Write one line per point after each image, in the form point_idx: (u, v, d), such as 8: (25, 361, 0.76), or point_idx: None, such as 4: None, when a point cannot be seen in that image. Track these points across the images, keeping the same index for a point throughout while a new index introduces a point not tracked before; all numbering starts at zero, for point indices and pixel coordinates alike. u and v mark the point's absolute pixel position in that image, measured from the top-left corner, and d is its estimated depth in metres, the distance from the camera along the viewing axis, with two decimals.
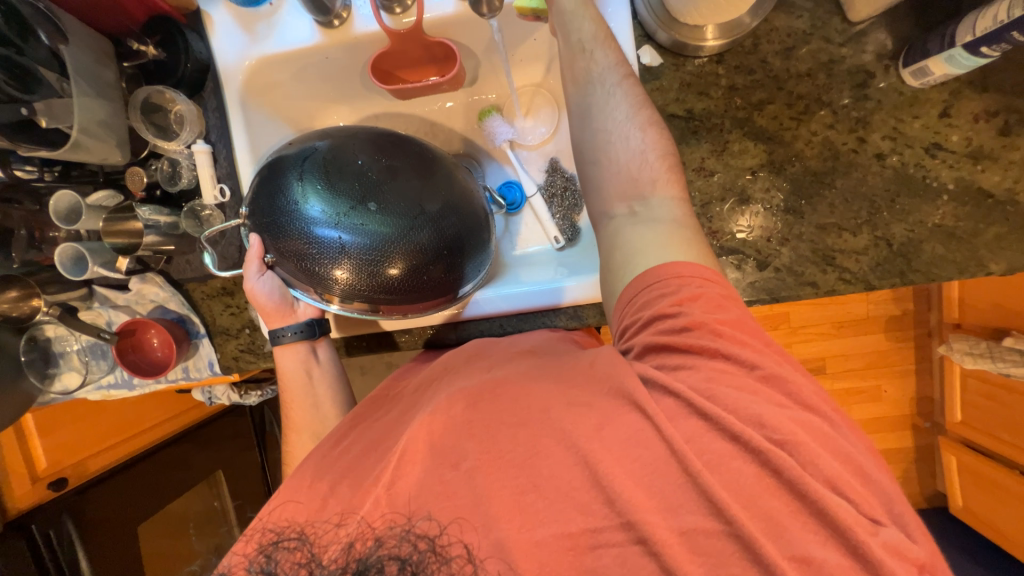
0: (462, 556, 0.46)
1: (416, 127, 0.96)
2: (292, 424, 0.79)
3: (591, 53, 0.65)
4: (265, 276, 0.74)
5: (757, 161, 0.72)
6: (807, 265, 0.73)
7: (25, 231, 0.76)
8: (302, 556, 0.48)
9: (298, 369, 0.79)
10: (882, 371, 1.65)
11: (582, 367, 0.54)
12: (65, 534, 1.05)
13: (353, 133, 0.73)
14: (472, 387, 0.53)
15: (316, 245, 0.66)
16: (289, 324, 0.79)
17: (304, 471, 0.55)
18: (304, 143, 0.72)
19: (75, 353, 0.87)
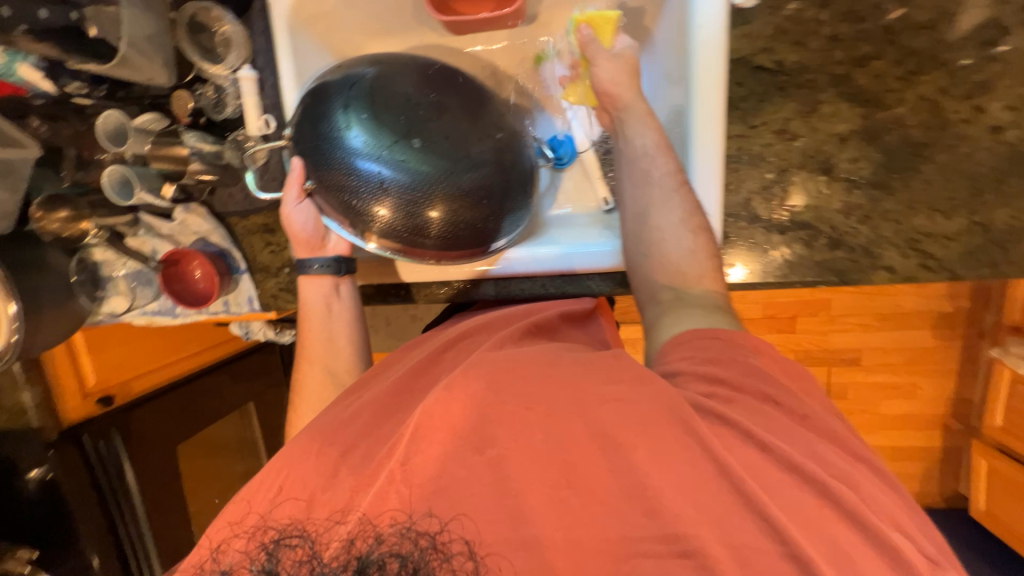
0: (464, 552, 0.41)
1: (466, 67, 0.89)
2: (305, 353, 0.76)
3: (654, 155, 0.65)
4: (303, 205, 0.72)
5: (848, 126, 0.65)
6: (886, 247, 0.67)
7: (75, 151, 0.77)
8: (303, 553, 0.41)
9: (321, 303, 0.76)
10: (921, 369, 1.56)
11: (606, 358, 0.51)
12: (112, 444, 1.12)
13: (402, 63, 0.68)
14: (500, 362, 0.51)
15: (360, 181, 0.63)
16: (318, 256, 0.76)
17: (313, 438, 0.53)
18: (350, 70, 0.67)
19: (122, 279, 0.88)
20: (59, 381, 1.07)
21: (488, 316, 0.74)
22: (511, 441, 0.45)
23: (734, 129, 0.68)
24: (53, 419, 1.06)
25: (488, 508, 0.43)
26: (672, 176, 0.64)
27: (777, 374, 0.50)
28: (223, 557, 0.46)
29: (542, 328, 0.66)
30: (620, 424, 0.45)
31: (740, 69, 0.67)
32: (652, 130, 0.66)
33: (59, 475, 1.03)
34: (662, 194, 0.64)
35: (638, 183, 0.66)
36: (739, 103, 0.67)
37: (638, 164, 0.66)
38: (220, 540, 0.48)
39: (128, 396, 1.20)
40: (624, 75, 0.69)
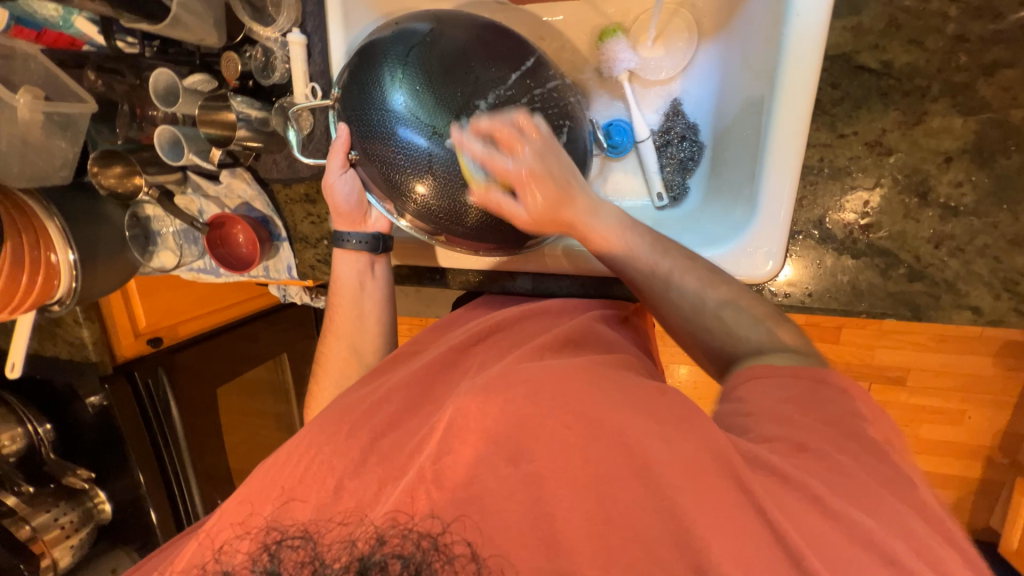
0: (466, 554, 0.42)
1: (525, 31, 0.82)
2: (332, 327, 0.76)
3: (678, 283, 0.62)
4: (348, 175, 0.69)
5: (958, 144, 0.57)
6: (976, 286, 0.59)
7: (128, 107, 0.77)
8: (305, 554, 0.43)
9: (355, 278, 0.75)
10: (974, 397, 1.42)
11: (650, 392, 0.50)
12: (159, 383, 1.20)
13: (461, 28, 0.62)
14: (538, 377, 0.50)
15: (402, 156, 0.60)
16: (356, 231, 0.74)
17: (336, 425, 0.55)
18: (405, 32, 0.62)
19: (171, 235, 0.91)
20: (116, 323, 1.14)
21: (520, 309, 0.71)
22: (543, 458, 0.45)
23: (819, 137, 0.61)
24: (109, 355, 1.12)
25: (518, 517, 0.44)
26: (662, 257, 0.62)
27: (833, 420, 0.47)
28: (225, 558, 0.47)
29: (582, 337, 0.63)
30: (658, 452, 0.44)
31: (837, 68, 0.58)
32: (615, 221, 0.64)
33: (114, 406, 1.10)
34: (661, 282, 0.62)
35: (625, 268, 0.64)
36: (829, 107, 0.59)
37: (625, 263, 0.64)
38: (221, 543, 0.49)
39: (175, 339, 1.28)
40: (551, 203, 0.61)
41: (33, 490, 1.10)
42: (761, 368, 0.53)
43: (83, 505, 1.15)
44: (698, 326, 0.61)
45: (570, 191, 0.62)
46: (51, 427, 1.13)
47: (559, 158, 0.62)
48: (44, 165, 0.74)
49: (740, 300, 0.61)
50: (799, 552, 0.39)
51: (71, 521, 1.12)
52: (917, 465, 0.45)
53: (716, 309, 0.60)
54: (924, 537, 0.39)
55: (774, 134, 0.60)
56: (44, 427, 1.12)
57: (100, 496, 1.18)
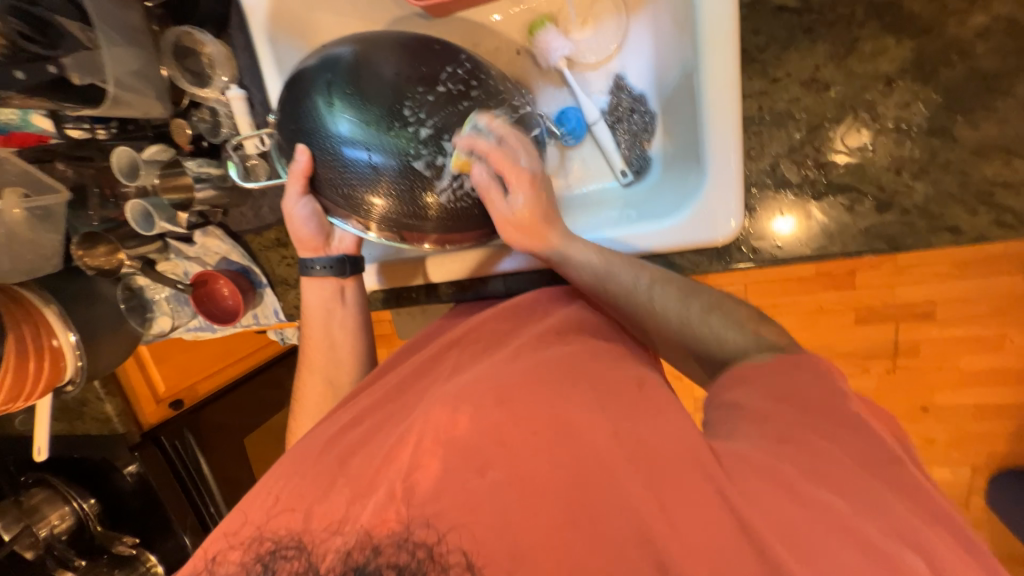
0: (461, 564, 0.41)
1: (462, 35, 0.81)
2: (309, 363, 0.76)
3: (652, 294, 0.59)
4: (305, 201, 0.65)
5: (896, 66, 0.55)
6: (948, 205, 0.57)
7: (97, 189, 0.80)
8: (300, 566, 0.44)
9: (322, 306, 0.75)
10: (1011, 317, 1.24)
11: (629, 388, 0.51)
12: (187, 444, 1.24)
13: (383, 36, 0.62)
14: (507, 379, 0.50)
15: (347, 169, 0.58)
16: (319, 256, 0.73)
17: (309, 454, 0.54)
18: (329, 50, 0.61)
19: (165, 300, 0.94)
20: (136, 393, 1.18)
21: (494, 309, 0.69)
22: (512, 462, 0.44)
23: (754, 86, 0.59)
24: (135, 425, 1.16)
25: (495, 524, 0.42)
26: (640, 271, 0.61)
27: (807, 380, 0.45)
28: (217, 568, 0.47)
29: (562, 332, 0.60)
30: (624, 446, 0.44)
31: (757, 14, 0.57)
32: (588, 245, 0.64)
33: (148, 472, 1.15)
34: (643, 295, 0.60)
35: (602, 287, 0.63)
36: (757, 54, 0.58)
37: (601, 280, 0.62)
38: (214, 552, 0.49)
39: (195, 398, 1.32)
40: (536, 218, 0.63)
41: (86, 563, 1.16)
42: (747, 365, 0.50)
43: (136, 570, 1.20)
44: (690, 336, 0.57)
45: (553, 214, 0.64)
46: (95, 500, 1.18)
47: (550, 191, 0.65)
48: (33, 257, 0.78)
49: (720, 306, 0.58)
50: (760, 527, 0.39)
51: None
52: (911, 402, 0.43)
53: (702, 319, 0.57)
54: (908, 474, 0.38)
55: (709, 80, 0.58)
56: (89, 502, 1.17)
57: (151, 559, 1.22)
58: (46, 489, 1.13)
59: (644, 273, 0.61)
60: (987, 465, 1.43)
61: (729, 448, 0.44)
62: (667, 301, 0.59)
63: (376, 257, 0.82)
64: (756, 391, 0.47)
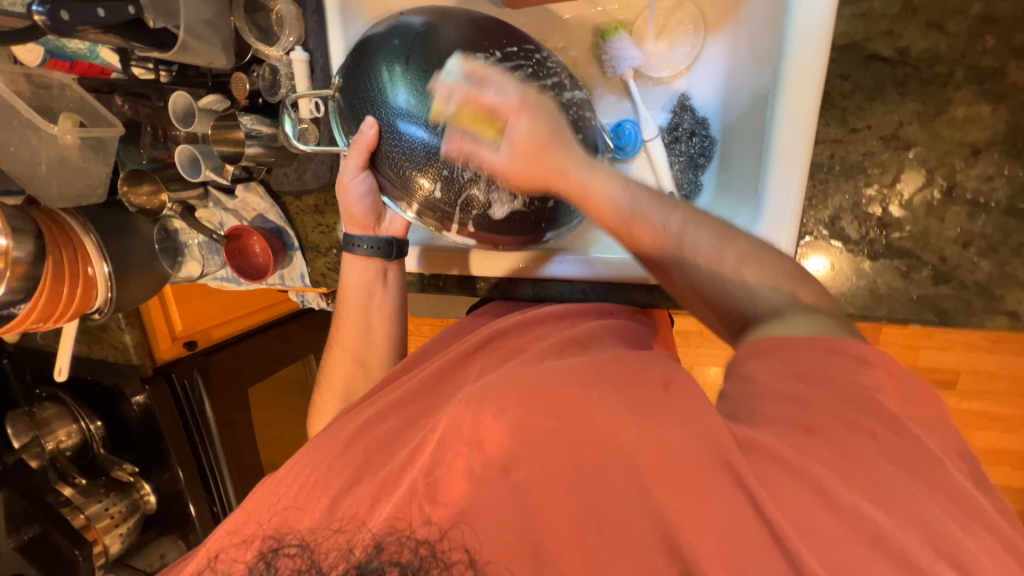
0: (463, 561, 0.43)
1: (537, 25, 0.80)
2: (340, 339, 0.77)
3: (685, 238, 0.50)
4: (363, 177, 0.64)
5: (986, 136, 0.52)
6: (1012, 288, 0.54)
7: (151, 129, 0.82)
8: (302, 562, 0.47)
9: (363, 286, 0.74)
10: None
11: (652, 382, 0.46)
12: (195, 385, 1.26)
13: (459, 19, 0.60)
14: (535, 377, 0.48)
15: (403, 148, 0.57)
16: (365, 235, 0.72)
17: (333, 444, 0.56)
18: (402, 20, 0.60)
19: (197, 247, 0.96)
20: (155, 329, 1.22)
21: (524, 314, 0.68)
22: (534, 465, 0.44)
23: (829, 132, 0.57)
24: (149, 358, 1.21)
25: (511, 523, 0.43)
26: (672, 210, 0.51)
27: (846, 401, 0.40)
28: (222, 563, 0.51)
29: (589, 339, 0.59)
30: (654, 458, 0.41)
31: (847, 58, 0.55)
32: (614, 176, 0.53)
33: (154, 404, 1.18)
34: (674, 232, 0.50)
35: (630, 230, 0.52)
36: (839, 100, 0.56)
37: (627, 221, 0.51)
38: (216, 549, 0.53)
39: (209, 341, 1.34)
40: (539, 137, 0.53)
41: (87, 482, 1.21)
42: (776, 337, 0.44)
43: (130, 496, 1.24)
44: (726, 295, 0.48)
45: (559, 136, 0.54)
46: (101, 424, 1.22)
47: (551, 109, 0.55)
48: (80, 185, 0.79)
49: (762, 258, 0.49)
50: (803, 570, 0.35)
51: (120, 511, 1.21)
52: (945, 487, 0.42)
53: (736, 269, 0.48)
54: (952, 540, 0.35)
55: (790, 116, 0.56)
56: (95, 424, 1.21)
57: (146, 488, 1.26)
58: (58, 405, 1.19)
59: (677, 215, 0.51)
60: None
61: (753, 435, 0.41)
62: (701, 247, 0.49)
63: (420, 241, 0.81)
64: (790, 382, 0.43)
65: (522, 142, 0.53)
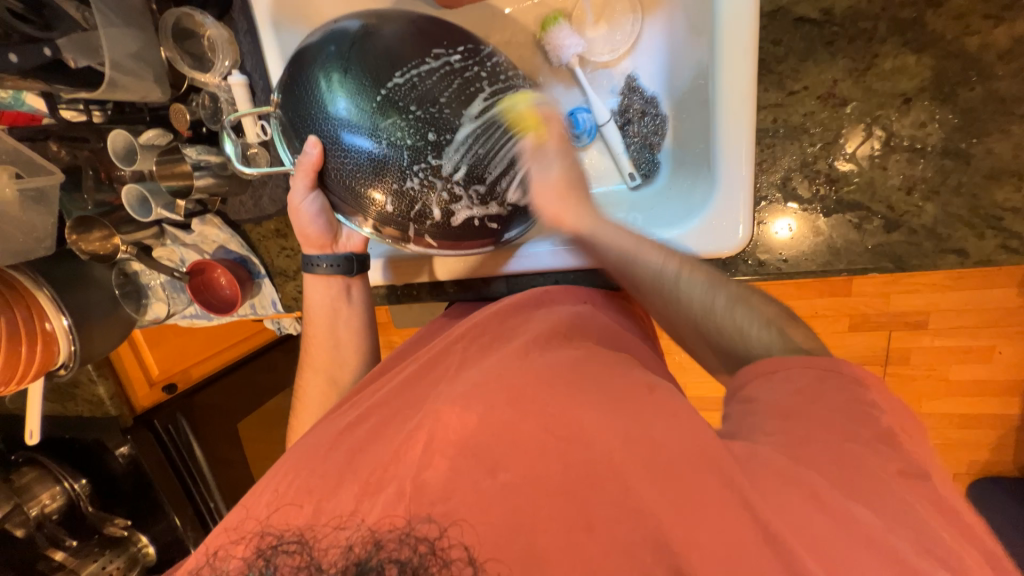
0: (463, 559, 0.40)
1: (479, 20, 0.79)
2: (311, 360, 0.75)
3: (678, 283, 0.56)
4: (313, 197, 0.63)
5: (915, 84, 0.54)
6: (957, 227, 0.57)
7: (92, 172, 0.79)
8: (301, 560, 0.43)
9: (328, 305, 0.74)
10: (1001, 330, 1.26)
11: (639, 390, 0.48)
12: (181, 428, 1.23)
13: (395, 20, 0.59)
14: (515, 376, 0.50)
15: (352, 160, 0.56)
16: (325, 253, 0.71)
17: (317, 451, 0.53)
18: (335, 27, 0.59)
19: (160, 287, 0.93)
20: (129, 377, 1.17)
21: (497, 309, 0.66)
22: (518, 464, 0.44)
23: (769, 98, 0.58)
24: (127, 407, 1.16)
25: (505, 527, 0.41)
26: (667, 257, 0.57)
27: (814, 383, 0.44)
28: (220, 564, 0.46)
29: (571, 333, 0.58)
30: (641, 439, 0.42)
31: (777, 23, 0.56)
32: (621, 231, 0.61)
33: (139, 455, 1.14)
34: (670, 280, 0.56)
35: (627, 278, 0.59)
36: (774, 65, 0.57)
37: (627, 263, 0.59)
38: (216, 547, 0.49)
39: (189, 381, 1.31)
40: (566, 185, 0.62)
41: (78, 543, 1.16)
42: (768, 361, 0.47)
43: (128, 550, 1.21)
44: (713, 327, 0.53)
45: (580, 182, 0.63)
46: (87, 481, 1.17)
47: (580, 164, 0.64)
48: (24, 239, 0.76)
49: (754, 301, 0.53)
50: (781, 536, 0.36)
51: (118, 567, 1.17)
52: (917, 433, 0.43)
53: (730, 311, 0.53)
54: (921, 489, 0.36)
55: (728, 84, 0.57)
56: (80, 482, 1.16)
57: (143, 540, 1.23)
58: (37, 468, 1.13)
59: (670, 261, 0.57)
60: (968, 470, 1.45)
61: (749, 449, 0.42)
62: (694, 292, 0.54)
63: (383, 253, 0.79)
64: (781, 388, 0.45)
65: (554, 186, 0.61)
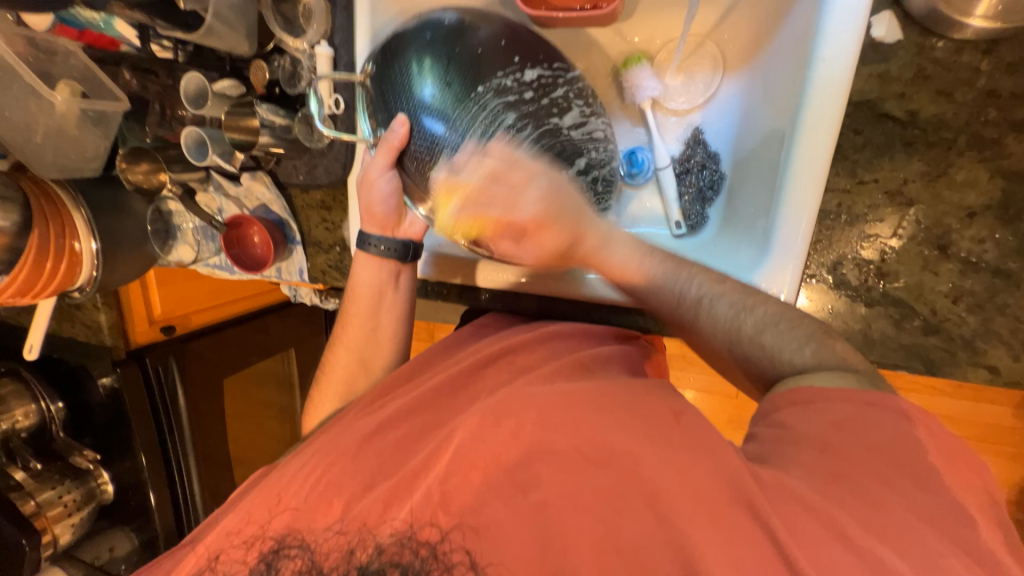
0: (464, 563, 0.46)
1: (565, 45, 0.81)
2: (344, 338, 0.75)
3: (708, 304, 0.56)
4: (390, 175, 0.64)
5: (982, 200, 0.56)
6: (994, 344, 0.58)
7: (159, 107, 0.79)
8: (302, 565, 0.49)
9: (374, 287, 0.73)
10: (990, 447, 1.27)
11: (665, 417, 0.48)
12: (169, 370, 1.20)
13: (493, 21, 0.60)
14: (548, 401, 0.50)
15: (427, 147, 0.57)
16: (383, 235, 0.71)
17: (343, 446, 0.56)
18: (431, 15, 0.60)
19: (191, 231, 0.93)
20: (131, 310, 1.15)
21: (535, 331, 0.66)
22: (551, 488, 0.47)
23: (838, 182, 0.60)
24: (123, 340, 1.14)
25: (532, 545, 0.46)
26: (691, 282, 0.58)
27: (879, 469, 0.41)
28: (223, 565, 0.52)
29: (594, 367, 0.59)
30: (672, 484, 0.44)
31: (861, 114, 0.58)
32: (637, 250, 0.62)
33: (123, 390, 1.11)
34: (694, 308, 0.57)
35: (652, 299, 0.61)
36: (850, 153, 0.59)
37: (653, 287, 0.60)
38: (219, 549, 0.53)
39: (188, 328, 1.30)
40: (549, 221, 0.58)
41: (42, 466, 1.13)
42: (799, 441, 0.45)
43: (86, 484, 1.16)
44: (742, 343, 0.54)
45: (568, 213, 0.59)
46: (63, 406, 1.14)
47: (568, 196, 0.59)
48: (74, 157, 0.76)
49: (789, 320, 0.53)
50: None
51: (74, 500, 1.14)
52: None
53: (757, 330, 0.53)
54: None
55: (802, 158, 0.58)
56: (56, 406, 1.13)
57: (104, 476, 1.18)
58: (17, 382, 1.11)
59: (700, 282, 0.58)
60: None
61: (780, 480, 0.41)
62: (724, 314, 0.55)
63: (433, 246, 0.80)
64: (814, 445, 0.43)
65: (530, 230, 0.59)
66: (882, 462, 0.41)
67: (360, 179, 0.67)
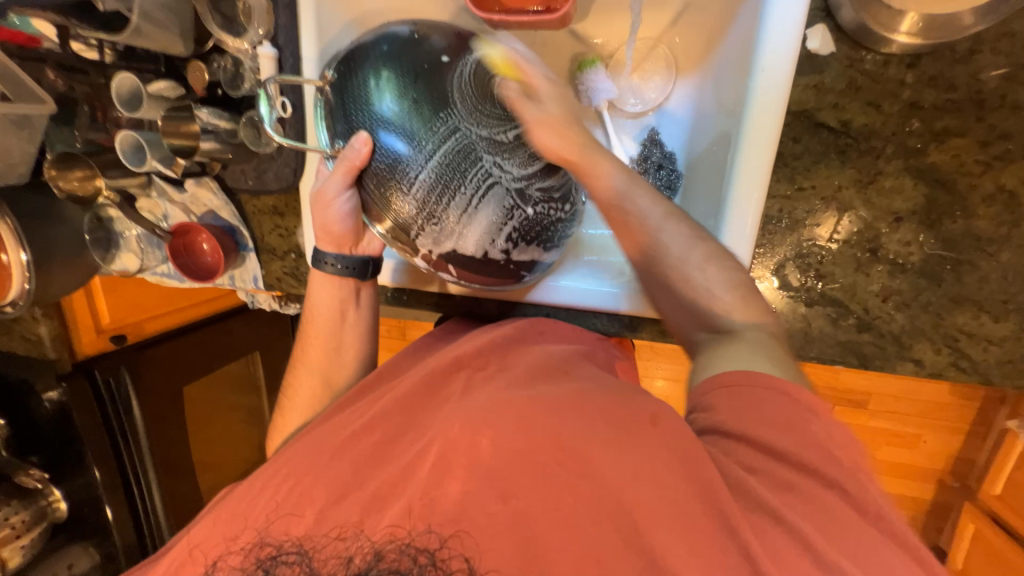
0: (462, 570, 0.43)
1: (520, 45, 0.80)
2: (307, 361, 0.74)
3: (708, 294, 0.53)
4: (348, 195, 0.61)
5: (908, 206, 0.59)
6: (919, 339, 0.62)
7: (88, 109, 0.76)
8: (300, 572, 0.44)
9: (333, 309, 0.72)
10: (928, 422, 1.36)
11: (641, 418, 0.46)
12: (121, 384, 1.13)
13: (459, 38, 0.58)
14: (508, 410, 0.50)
15: (385, 166, 0.55)
16: (334, 252, 0.69)
17: (318, 457, 0.54)
18: (390, 28, 0.58)
19: (135, 239, 0.86)
20: (74, 319, 1.09)
21: (487, 335, 0.66)
22: (528, 496, 0.44)
23: (778, 189, 0.62)
24: (68, 353, 1.09)
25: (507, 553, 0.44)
26: (702, 258, 0.54)
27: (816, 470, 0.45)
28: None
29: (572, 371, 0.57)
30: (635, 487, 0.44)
31: (798, 124, 0.60)
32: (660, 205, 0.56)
33: (70, 402, 1.04)
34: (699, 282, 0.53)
35: (655, 278, 0.56)
36: (790, 161, 0.61)
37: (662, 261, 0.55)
38: (215, 558, 0.49)
39: (140, 335, 1.24)
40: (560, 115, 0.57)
41: None
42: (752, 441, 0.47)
43: (36, 504, 1.07)
44: (725, 339, 0.50)
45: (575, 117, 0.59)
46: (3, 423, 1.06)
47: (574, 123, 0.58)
48: None
49: (770, 322, 0.51)
50: None
51: (23, 520, 1.05)
52: None
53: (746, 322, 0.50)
54: None
55: (753, 173, 0.60)
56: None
57: (56, 494, 1.10)
58: None
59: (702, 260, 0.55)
60: None
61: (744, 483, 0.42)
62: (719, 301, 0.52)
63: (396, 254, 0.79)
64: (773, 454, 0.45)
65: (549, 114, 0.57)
66: (822, 452, 0.43)
67: (314, 196, 0.64)
